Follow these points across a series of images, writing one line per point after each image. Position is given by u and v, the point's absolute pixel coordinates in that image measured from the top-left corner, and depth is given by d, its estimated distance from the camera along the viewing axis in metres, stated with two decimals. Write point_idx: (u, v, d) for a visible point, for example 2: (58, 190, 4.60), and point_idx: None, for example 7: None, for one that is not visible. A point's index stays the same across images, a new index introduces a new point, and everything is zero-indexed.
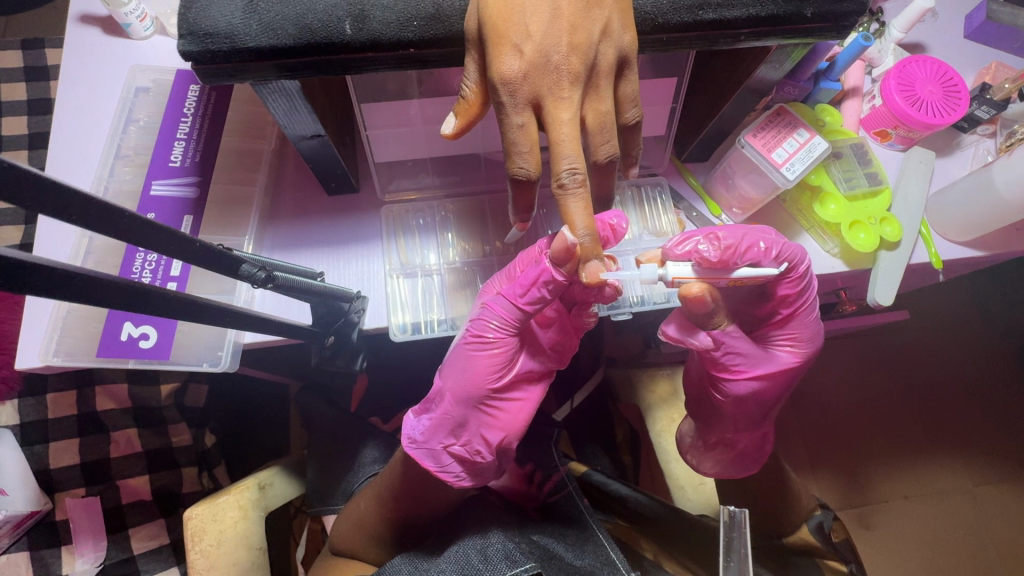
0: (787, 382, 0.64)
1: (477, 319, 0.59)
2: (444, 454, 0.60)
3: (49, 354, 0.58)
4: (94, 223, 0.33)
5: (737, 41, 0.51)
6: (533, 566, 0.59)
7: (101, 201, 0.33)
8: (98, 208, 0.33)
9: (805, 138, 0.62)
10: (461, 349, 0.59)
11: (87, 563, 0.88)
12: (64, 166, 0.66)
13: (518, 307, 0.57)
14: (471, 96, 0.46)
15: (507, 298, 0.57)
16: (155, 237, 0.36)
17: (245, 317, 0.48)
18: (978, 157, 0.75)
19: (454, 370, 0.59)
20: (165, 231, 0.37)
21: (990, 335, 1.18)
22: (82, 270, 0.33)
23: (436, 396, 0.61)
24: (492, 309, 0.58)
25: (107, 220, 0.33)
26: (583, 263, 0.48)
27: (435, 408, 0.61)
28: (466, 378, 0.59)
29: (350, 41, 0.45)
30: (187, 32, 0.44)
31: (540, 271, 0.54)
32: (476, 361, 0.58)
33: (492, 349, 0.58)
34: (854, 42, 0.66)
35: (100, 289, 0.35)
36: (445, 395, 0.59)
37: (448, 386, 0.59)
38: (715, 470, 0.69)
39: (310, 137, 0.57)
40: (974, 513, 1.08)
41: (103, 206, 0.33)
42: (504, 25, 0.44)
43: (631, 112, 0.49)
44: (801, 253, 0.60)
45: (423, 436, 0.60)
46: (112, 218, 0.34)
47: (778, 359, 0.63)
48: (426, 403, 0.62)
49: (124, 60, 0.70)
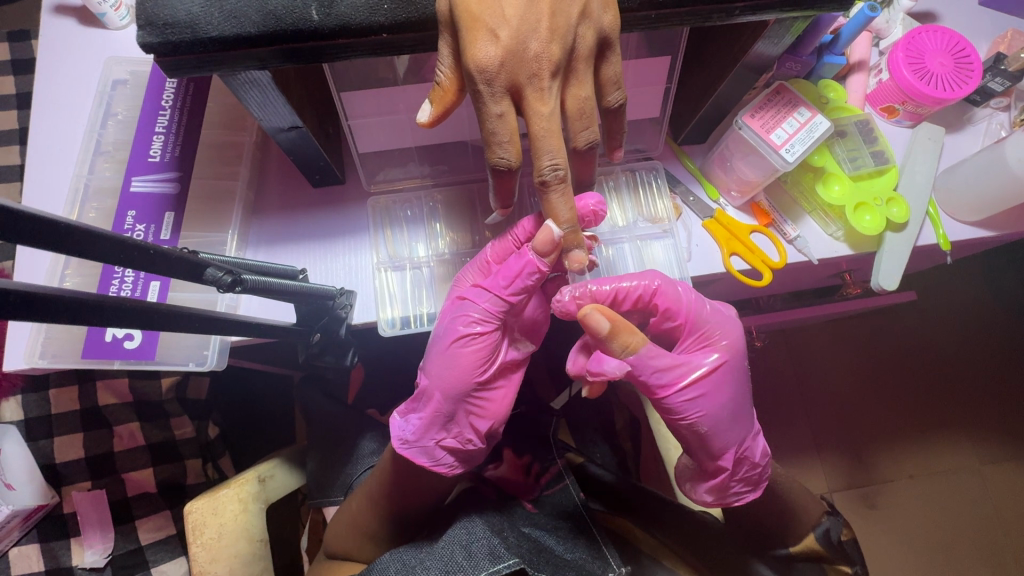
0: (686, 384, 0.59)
1: (460, 314, 0.57)
2: (437, 448, 0.60)
3: (35, 356, 0.58)
4: (21, 235, 0.30)
5: (731, 16, 0.48)
6: (517, 561, 0.58)
7: (28, 212, 0.30)
8: (24, 219, 0.30)
9: (806, 117, 0.59)
10: (444, 345, 0.57)
11: (97, 554, 0.88)
12: (43, 164, 0.65)
13: (502, 299, 0.57)
14: (446, 83, 0.44)
15: (491, 290, 0.57)
16: (94, 245, 0.34)
17: (221, 325, 0.46)
18: (990, 132, 0.71)
19: (440, 367, 0.58)
20: (104, 236, 0.34)
21: (1004, 312, 1.14)
22: (15, 285, 0.30)
23: (422, 395, 0.60)
24: (474, 303, 0.57)
25: (36, 234, 0.31)
26: (566, 252, 0.50)
27: (423, 406, 0.60)
28: (452, 374, 0.57)
29: (319, 28, 0.43)
30: (146, 23, 0.42)
31: (526, 263, 0.55)
32: (462, 356, 0.57)
33: (477, 343, 0.57)
34: (859, 13, 0.62)
35: (37, 301, 0.32)
36: (433, 393, 0.58)
37: (435, 384, 0.58)
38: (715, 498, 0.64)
39: (287, 129, 0.55)
40: (982, 491, 1.06)
41: (29, 216, 0.30)
42: (479, 8, 0.42)
43: (614, 95, 0.47)
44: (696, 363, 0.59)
45: (415, 435, 0.60)
46: (47, 231, 0.31)
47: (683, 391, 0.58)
48: (412, 401, 0.61)
49: (100, 51, 0.68)
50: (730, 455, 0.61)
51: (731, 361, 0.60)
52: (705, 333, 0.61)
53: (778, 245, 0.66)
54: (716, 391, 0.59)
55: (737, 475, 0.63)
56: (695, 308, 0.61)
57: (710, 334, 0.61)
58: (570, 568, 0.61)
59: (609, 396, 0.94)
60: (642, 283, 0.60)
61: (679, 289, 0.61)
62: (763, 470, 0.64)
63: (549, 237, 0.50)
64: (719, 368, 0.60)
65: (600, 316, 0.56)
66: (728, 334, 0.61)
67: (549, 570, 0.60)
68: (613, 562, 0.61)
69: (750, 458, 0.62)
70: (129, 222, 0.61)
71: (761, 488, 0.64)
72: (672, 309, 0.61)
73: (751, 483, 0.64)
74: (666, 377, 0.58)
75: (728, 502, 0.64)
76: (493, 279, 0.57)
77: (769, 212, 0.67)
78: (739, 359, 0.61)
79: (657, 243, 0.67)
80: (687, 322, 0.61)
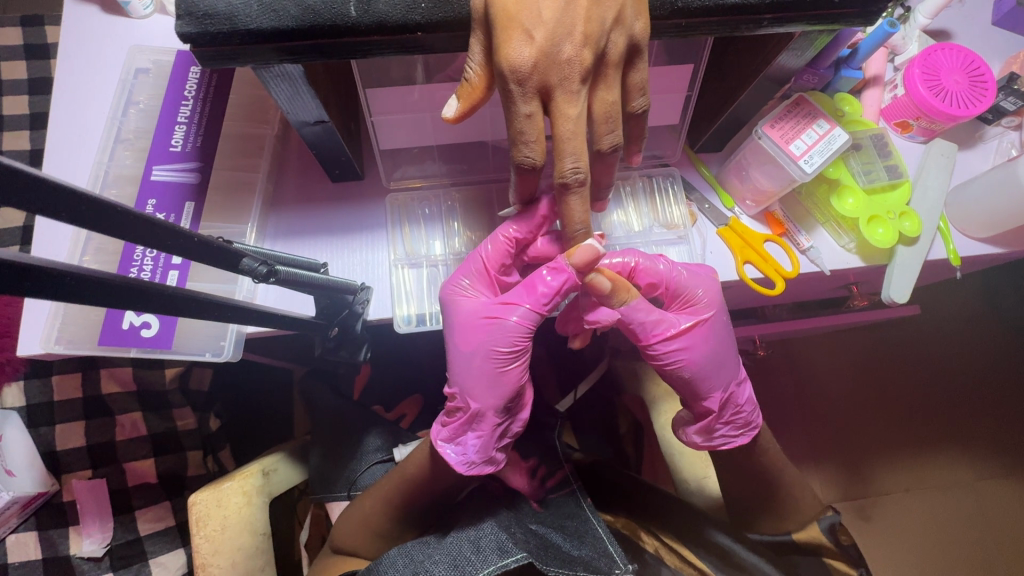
0: (675, 332, 0.61)
1: (507, 333, 0.58)
2: (496, 454, 0.62)
3: (50, 341, 0.57)
4: (81, 218, 0.31)
5: (760, 27, 0.48)
6: (525, 556, 0.60)
7: (89, 195, 0.31)
8: (85, 203, 0.31)
9: (825, 129, 0.60)
10: (493, 361, 0.58)
11: (94, 543, 0.87)
12: (63, 152, 0.65)
13: (540, 313, 0.58)
14: (475, 80, 0.45)
15: (531, 308, 0.58)
16: (144, 233, 0.35)
17: (246, 313, 0.47)
18: (1001, 150, 0.72)
19: (495, 382, 0.59)
20: (150, 221, 0.35)
21: (1001, 328, 1.15)
22: (70, 269, 0.32)
23: (475, 417, 0.59)
24: (511, 319, 0.58)
25: (93, 216, 0.32)
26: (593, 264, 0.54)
27: (477, 424, 0.60)
28: (507, 386, 0.59)
29: (355, 24, 0.43)
30: (184, 13, 0.42)
31: (565, 279, 0.57)
32: (515, 369, 0.59)
33: (524, 353, 0.59)
34: (879, 29, 0.62)
35: (88, 283, 0.33)
36: (488, 410, 0.59)
37: (495, 399, 0.59)
38: (699, 437, 0.66)
39: (313, 123, 0.55)
40: (975, 504, 1.08)
41: (88, 199, 0.31)
42: (515, 8, 0.42)
43: (638, 101, 0.48)
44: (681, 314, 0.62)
45: (479, 453, 0.60)
46: (98, 213, 0.32)
47: (668, 339, 0.61)
48: (461, 425, 0.60)
49: (124, 39, 0.68)
50: (717, 397, 0.63)
51: (712, 313, 0.62)
52: (683, 291, 0.62)
53: (791, 255, 0.67)
54: (699, 342, 0.62)
55: (722, 418, 0.64)
56: (671, 272, 0.62)
57: (687, 289, 0.62)
58: (578, 564, 0.62)
59: (612, 400, 0.95)
60: (621, 260, 0.62)
61: (657, 265, 0.62)
62: (750, 413, 0.66)
63: (591, 253, 0.52)
64: (701, 319, 0.62)
65: (601, 275, 0.56)
66: (706, 288, 0.62)
67: (558, 565, 0.61)
68: (620, 559, 0.61)
69: (734, 402, 0.64)
70: (149, 211, 0.61)
71: (749, 434, 0.66)
72: (653, 279, 0.62)
73: (739, 428, 0.65)
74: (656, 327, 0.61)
75: (716, 446, 0.66)
76: (527, 294, 0.58)
77: (784, 222, 0.68)
78: (719, 307, 0.63)
79: (672, 249, 0.69)
80: (667, 288, 0.63)
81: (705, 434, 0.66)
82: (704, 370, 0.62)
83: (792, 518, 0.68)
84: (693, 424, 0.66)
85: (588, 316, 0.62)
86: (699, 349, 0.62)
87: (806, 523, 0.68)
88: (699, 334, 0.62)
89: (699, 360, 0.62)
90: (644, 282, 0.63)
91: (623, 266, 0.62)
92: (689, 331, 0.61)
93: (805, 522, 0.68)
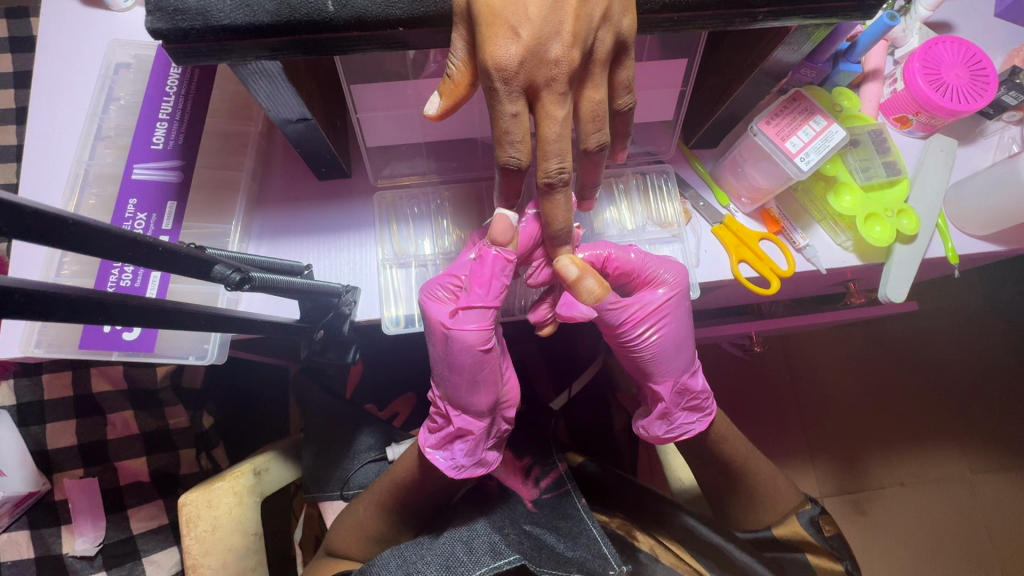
0: (636, 321, 0.61)
1: (473, 339, 0.56)
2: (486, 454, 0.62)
3: (30, 345, 0.57)
4: (30, 232, 0.29)
5: (754, 21, 0.47)
6: (517, 558, 0.59)
7: (34, 207, 0.29)
8: (32, 216, 0.29)
9: (822, 125, 0.58)
10: (464, 366, 0.57)
11: (87, 542, 0.86)
12: (42, 150, 0.63)
13: (492, 307, 0.57)
14: (458, 76, 0.43)
15: (484, 305, 0.56)
16: (99, 243, 0.33)
17: (225, 321, 0.46)
18: (1001, 146, 0.71)
19: (472, 387, 0.58)
20: (105, 231, 0.33)
21: (1000, 324, 1.14)
22: (19, 284, 0.30)
23: (460, 424, 0.60)
24: (470, 325, 0.56)
25: (42, 229, 0.30)
26: (557, 254, 0.55)
27: (462, 433, 0.61)
28: (483, 390, 0.59)
29: (333, 19, 0.41)
30: (155, 8, 0.40)
31: (492, 259, 0.55)
32: (488, 372, 0.58)
33: (493, 354, 0.59)
34: (878, 21, 0.60)
35: (43, 298, 0.31)
36: (470, 415, 0.60)
37: (477, 404, 0.59)
38: (666, 432, 0.66)
39: (296, 120, 0.54)
40: (970, 499, 1.07)
41: (36, 212, 0.29)
42: (500, 4, 0.40)
43: (625, 98, 0.47)
44: (646, 301, 0.61)
45: (467, 457, 0.61)
46: (49, 224, 0.30)
47: (634, 329, 0.61)
48: (448, 435, 0.61)
49: (105, 33, 0.66)
50: (683, 382, 0.64)
51: (679, 299, 0.61)
52: (652, 278, 0.62)
53: (787, 253, 0.66)
54: (665, 327, 0.62)
55: (680, 405, 0.65)
56: (643, 261, 0.61)
57: (653, 274, 0.62)
58: (571, 565, 0.61)
59: (607, 397, 0.94)
60: (592, 254, 0.61)
61: (626, 254, 0.61)
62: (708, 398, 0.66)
63: (506, 224, 0.53)
64: (668, 305, 0.61)
65: (567, 261, 0.56)
66: (674, 272, 0.61)
67: (552, 567, 0.61)
68: (614, 560, 0.60)
69: (698, 388, 0.65)
70: (130, 211, 0.60)
71: (709, 416, 0.66)
72: (623, 268, 0.62)
73: (697, 412, 0.66)
74: (621, 317, 0.61)
75: (677, 435, 0.66)
76: (477, 293, 0.56)
77: (779, 220, 0.67)
78: (685, 291, 0.61)
79: (665, 247, 0.68)
80: (638, 276, 0.62)
81: (667, 423, 0.66)
82: (669, 356, 0.63)
83: (773, 515, 0.68)
84: (652, 417, 0.66)
85: (564, 312, 0.59)
86: (663, 336, 0.62)
87: (784, 518, 0.68)
88: (665, 320, 0.61)
89: (665, 346, 0.62)
90: (615, 272, 0.62)
91: (595, 258, 0.61)
92: (654, 320, 0.61)
93: (782, 517, 0.68)
